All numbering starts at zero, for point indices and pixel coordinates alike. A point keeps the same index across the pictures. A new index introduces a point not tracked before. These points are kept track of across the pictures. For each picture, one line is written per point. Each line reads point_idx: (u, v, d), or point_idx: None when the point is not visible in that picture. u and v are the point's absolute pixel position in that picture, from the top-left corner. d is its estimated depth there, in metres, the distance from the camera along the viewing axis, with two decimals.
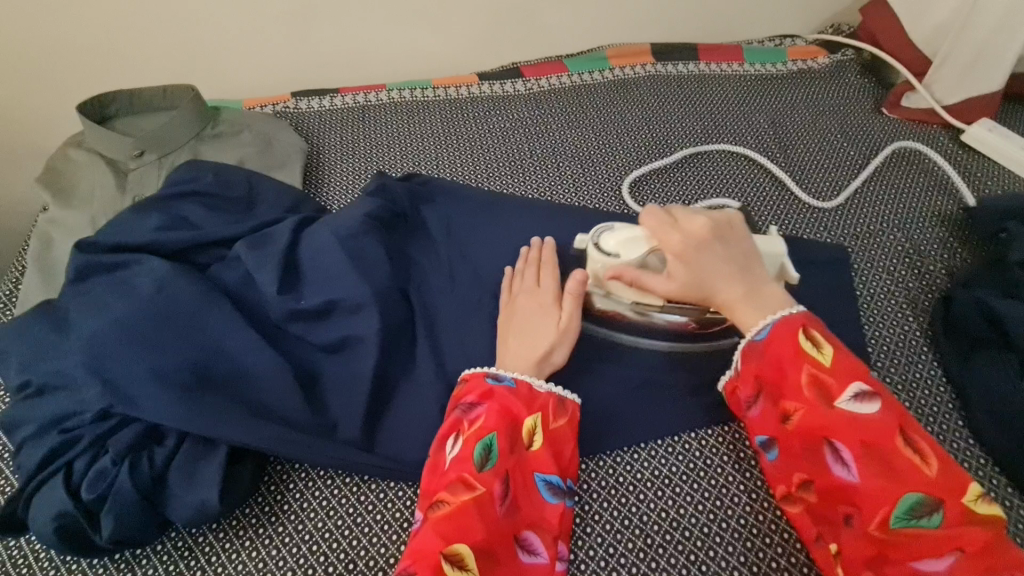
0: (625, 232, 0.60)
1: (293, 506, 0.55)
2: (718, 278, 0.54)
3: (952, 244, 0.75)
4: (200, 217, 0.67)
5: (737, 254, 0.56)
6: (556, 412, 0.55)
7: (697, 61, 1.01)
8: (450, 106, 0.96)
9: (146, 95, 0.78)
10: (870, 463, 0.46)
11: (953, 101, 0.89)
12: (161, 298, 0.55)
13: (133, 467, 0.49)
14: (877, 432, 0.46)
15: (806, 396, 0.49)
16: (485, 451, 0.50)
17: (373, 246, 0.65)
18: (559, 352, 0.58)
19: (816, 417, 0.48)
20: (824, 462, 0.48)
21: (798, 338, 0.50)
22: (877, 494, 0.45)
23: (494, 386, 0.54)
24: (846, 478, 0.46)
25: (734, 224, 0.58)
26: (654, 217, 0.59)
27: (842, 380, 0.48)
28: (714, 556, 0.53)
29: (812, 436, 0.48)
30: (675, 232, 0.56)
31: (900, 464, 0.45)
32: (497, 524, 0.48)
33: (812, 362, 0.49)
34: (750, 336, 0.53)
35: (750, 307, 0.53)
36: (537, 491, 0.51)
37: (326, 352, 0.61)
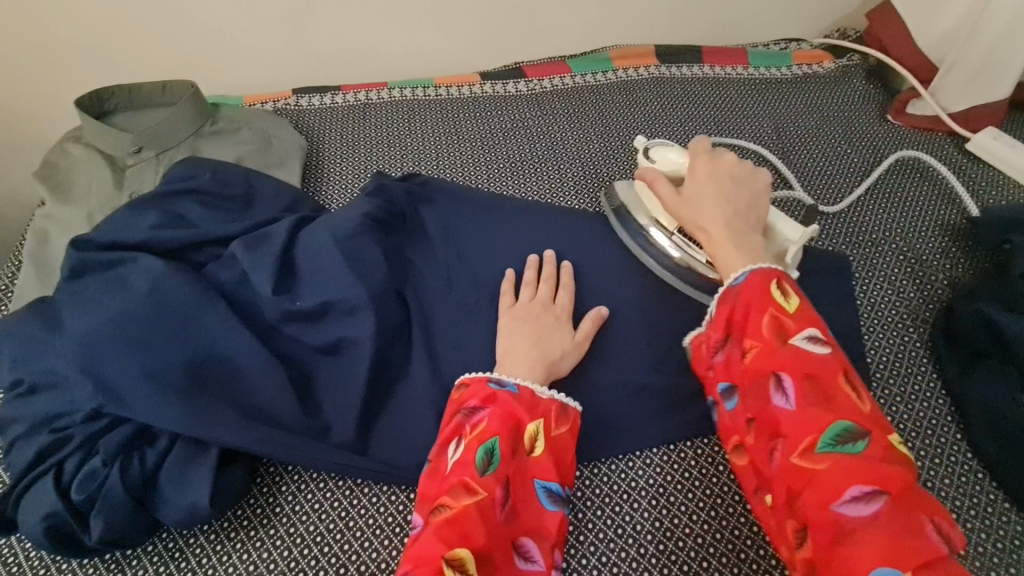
0: (677, 154, 0.67)
1: (286, 509, 0.55)
2: (712, 208, 0.56)
3: (955, 254, 0.74)
4: (197, 215, 0.66)
5: (744, 199, 0.58)
6: (557, 419, 0.54)
7: (701, 64, 1.01)
8: (451, 105, 0.95)
9: (145, 90, 0.78)
10: (810, 396, 0.43)
11: (958, 109, 0.89)
12: (156, 298, 0.55)
13: (124, 468, 0.48)
14: (823, 371, 0.44)
15: (762, 333, 0.47)
16: (487, 455, 0.49)
17: (370, 247, 0.64)
18: (569, 360, 0.60)
19: (768, 353, 0.46)
20: (766, 394, 0.45)
21: (767, 283, 0.48)
22: (809, 425, 0.43)
23: (497, 390, 0.53)
24: (785, 409, 0.44)
25: (757, 175, 0.60)
26: (698, 145, 0.63)
27: (800, 322, 0.46)
28: (706, 567, 0.53)
29: (761, 371, 0.46)
30: (706, 159, 0.61)
31: (840, 403, 0.43)
32: (498, 530, 0.47)
33: (776, 305, 0.47)
34: (727, 281, 0.51)
35: (729, 242, 0.54)
36: (536, 498, 0.51)
37: (321, 354, 0.61)
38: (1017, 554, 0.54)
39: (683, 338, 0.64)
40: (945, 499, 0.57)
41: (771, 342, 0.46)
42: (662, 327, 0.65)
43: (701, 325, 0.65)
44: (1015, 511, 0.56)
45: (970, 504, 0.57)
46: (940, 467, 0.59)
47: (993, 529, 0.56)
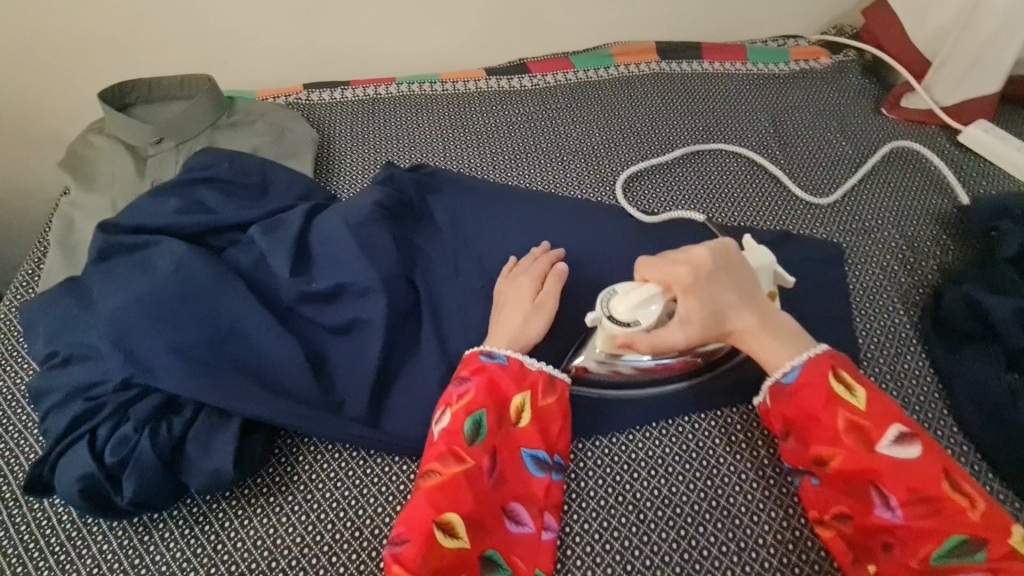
0: (635, 294, 0.55)
1: (303, 477, 0.58)
2: (734, 313, 0.55)
3: (945, 241, 0.77)
4: (215, 202, 0.69)
5: (742, 284, 0.57)
6: (545, 390, 0.58)
7: (701, 60, 1.03)
8: (458, 99, 0.98)
9: (164, 84, 0.81)
10: (911, 505, 0.48)
11: (951, 103, 0.91)
12: (180, 278, 0.58)
13: (154, 435, 0.52)
14: (919, 476, 0.48)
15: (846, 442, 0.50)
16: (475, 426, 0.54)
17: (381, 233, 0.67)
18: (534, 325, 0.61)
19: (856, 461, 0.50)
20: (867, 502, 0.50)
21: (829, 380, 0.52)
22: (920, 532, 0.47)
23: (486, 363, 0.57)
24: (892, 520, 0.48)
25: (731, 249, 0.57)
26: (654, 263, 0.56)
27: (879, 424, 0.50)
28: (703, 532, 0.56)
29: (856, 478, 0.50)
30: (681, 267, 0.55)
31: (944, 506, 0.47)
32: (485, 495, 0.52)
33: (847, 406, 0.51)
34: (778, 378, 0.55)
35: (771, 343, 0.55)
36: (524, 465, 0.55)
37: (334, 334, 0.64)
38: None
39: None
40: None
41: (855, 449, 0.50)
42: None
43: None
44: (999, 482, 0.59)
45: None
46: None
47: None
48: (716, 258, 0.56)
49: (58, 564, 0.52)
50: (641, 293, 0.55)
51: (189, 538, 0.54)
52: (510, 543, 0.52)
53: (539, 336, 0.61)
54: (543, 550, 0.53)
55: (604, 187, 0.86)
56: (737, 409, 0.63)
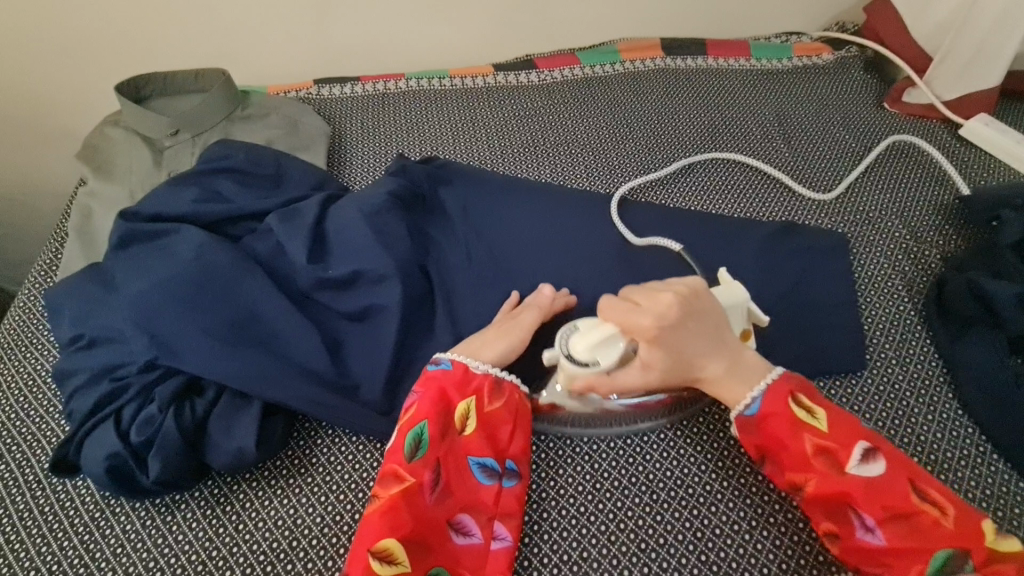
0: (597, 334, 0.54)
1: (322, 460, 0.58)
2: (696, 357, 0.54)
3: (947, 230, 0.78)
4: (233, 192, 0.71)
5: (709, 326, 0.55)
6: (490, 395, 0.58)
7: (705, 56, 1.05)
8: (466, 94, 1.00)
9: (179, 78, 0.82)
10: (890, 524, 0.49)
11: (952, 97, 0.93)
12: (202, 263, 0.59)
13: (178, 415, 0.53)
14: (891, 494, 0.49)
15: (817, 467, 0.52)
16: (416, 440, 0.54)
17: (396, 223, 0.69)
18: (490, 350, 0.60)
19: (830, 485, 0.51)
20: (849, 526, 0.51)
21: (790, 405, 0.54)
22: (907, 551, 0.48)
23: (430, 374, 0.58)
24: (877, 542, 0.49)
25: (700, 294, 0.55)
26: (617, 310, 0.54)
27: (844, 445, 0.51)
28: (715, 512, 0.56)
29: (832, 501, 0.51)
30: (645, 317, 0.53)
31: (921, 522, 0.49)
32: (426, 510, 0.52)
33: (811, 430, 0.52)
34: (741, 412, 0.55)
35: (735, 384, 0.55)
36: (469, 473, 0.55)
37: (351, 320, 0.65)
38: (1003, 500, 0.58)
39: None
40: (940, 453, 0.61)
41: (826, 473, 0.51)
42: None
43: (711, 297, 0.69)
44: (1003, 462, 0.60)
45: (960, 456, 0.60)
46: (932, 424, 0.62)
47: (982, 478, 0.59)
48: (682, 309, 0.53)
49: (83, 543, 0.53)
50: (602, 334, 0.54)
51: (210, 518, 0.55)
52: (455, 556, 0.52)
53: (494, 362, 0.59)
54: (494, 558, 0.53)
55: (612, 179, 0.88)
56: None
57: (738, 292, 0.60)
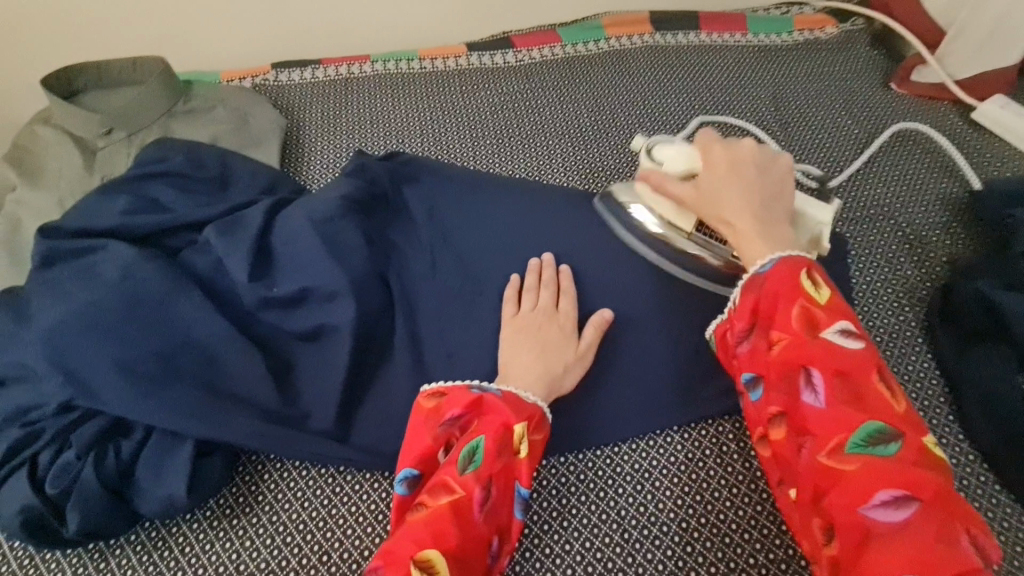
0: (682, 149, 0.59)
1: (268, 497, 0.54)
2: (736, 200, 0.52)
3: (955, 229, 0.72)
4: (171, 198, 0.64)
5: (768, 188, 0.53)
6: (538, 425, 0.53)
7: (698, 31, 0.96)
8: (436, 78, 0.91)
9: (115, 68, 0.75)
10: (842, 395, 0.42)
11: (965, 76, 0.85)
12: (127, 287, 0.54)
13: (99, 461, 0.49)
14: (857, 371, 0.42)
15: (793, 328, 0.44)
16: (470, 454, 0.49)
17: (349, 231, 0.63)
18: (571, 379, 0.57)
19: (797, 345, 0.44)
20: (794, 392, 0.44)
21: (798, 269, 0.46)
22: (841, 426, 0.41)
23: (481, 394, 0.52)
24: (815, 408, 0.42)
25: (780, 161, 0.54)
26: (706, 137, 0.57)
27: (832, 314, 0.44)
28: (691, 552, 0.52)
29: (789, 365, 0.44)
30: (718, 151, 0.55)
31: (873, 406, 0.41)
32: (478, 530, 0.46)
33: (807, 295, 0.45)
34: (752, 269, 0.48)
35: (758, 242, 0.49)
36: (512, 499, 0.50)
37: (300, 342, 0.60)
38: (1005, 537, 0.53)
39: (679, 320, 0.62)
40: None
41: (801, 336, 0.44)
42: (656, 310, 0.63)
43: (695, 307, 0.63)
44: (1006, 494, 0.55)
45: (959, 487, 0.56)
46: None
47: (983, 512, 0.54)
48: (755, 157, 0.54)
49: None
50: (687, 152, 0.59)
51: (147, 565, 0.51)
52: None
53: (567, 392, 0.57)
54: None
55: (592, 171, 0.81)
56: (729, 418, 0.60)
57: (820, 208, 0.59)
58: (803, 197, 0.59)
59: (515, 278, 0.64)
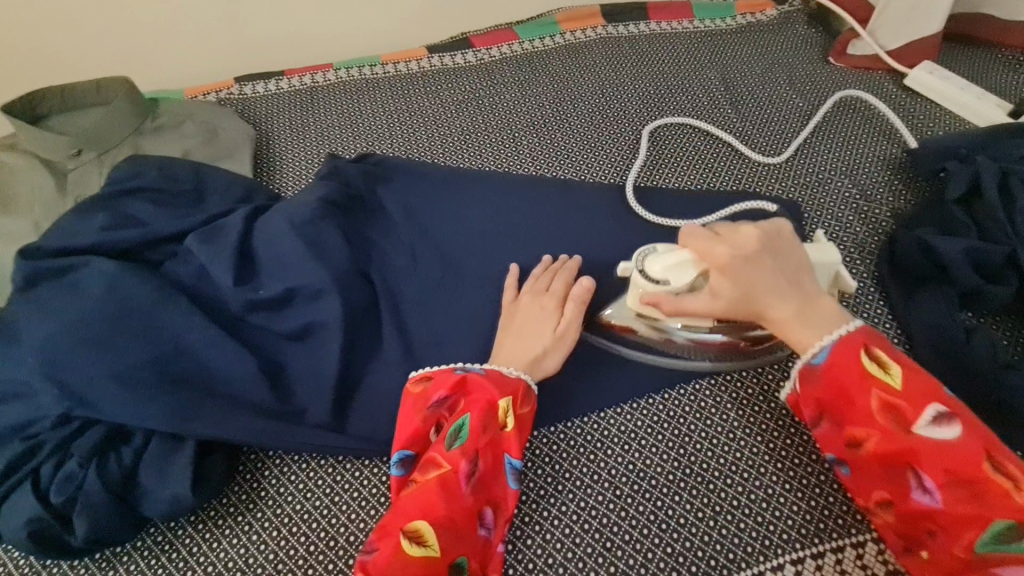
0: (670, 256, 0.56)
1: (271, 492, 0.56)
2: (769, 295, 0.52)
3: (897, 187, 0.77)
4: (149, 213, 0.65)
5: (788, 268, 0.53)
6: (523, 399, 0.56)
7: (647, 21, 1.01)
8: (400, 81, 0.94)
9: (78, 89, 0.76)
10: (953, 489, 0.44)
11: (895, 46, 0.91)
12: (115, 299, 0.55)
13: (101, 467, 0.50)
14: (961, 459, 0.44)
15: (878, 423, 0.47)
16: (456, 431, 0.52)
17: (330, 231, 0.65)
18: (552, 360, 0.59)
19: (889, 442, 0.47)
20: (903, 488, 0.47)
21: (862, 359, 0.49)
22: (963, 518, 0.44)
23: (465, 375, 0.56)
24: (930, 505, 0.45)
25: (784, 235, 0.54)
26: (696, 238, 0.55)
27: (913, 402, 0.47)
28: (677, 500, 0.56)
29: (890, 462, 0.47)
30: (722, 246, 0.54)
31: (990, 493, 0.43)
32: (466, 499, 0.49)
33: (880, 385, 0.48)
34: (806, 360, 0.51)
35: (805, 327, 0.51)
36: (503, 472, 0.53)
37: (289, 340, 0.61)
38: None
39: None
40: None
41: (889, 430, 0.47)
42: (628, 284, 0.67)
43: None
44: None
45: None
46: None
47: None
48: (761, 240, 0.53)
49: None
50: (677, 257, 0.56)
51: (156, 568, 0.52)
52: (479, 549, 0.49)
53: (550, 374, 0.59)
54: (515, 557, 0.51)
55: (557, 159, 0.84)
56: (706, 376, 0.63)
57: (831, 253, 0.58)
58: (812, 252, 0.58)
59: (516, 267, 0.67)
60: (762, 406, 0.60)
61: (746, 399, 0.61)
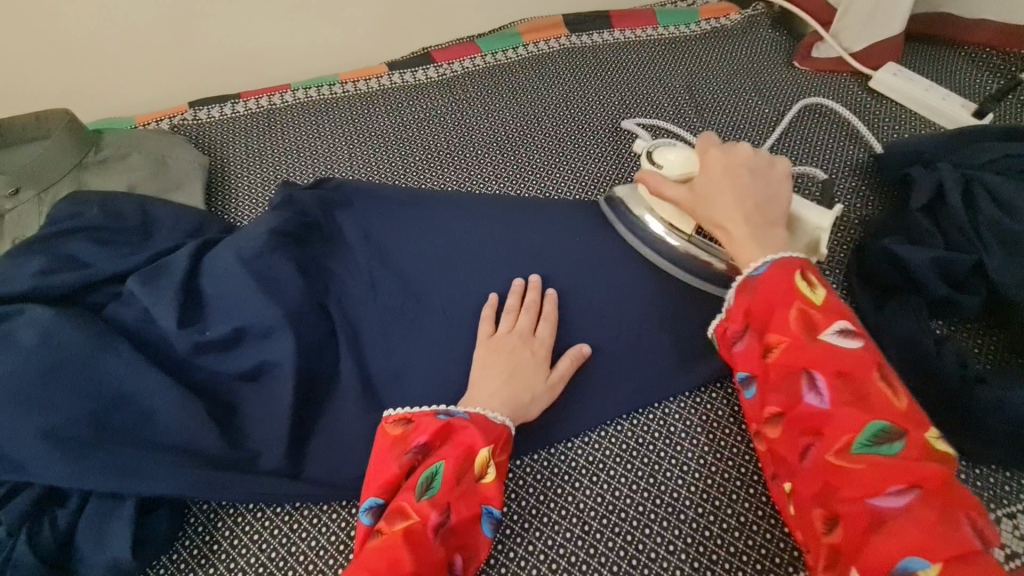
0: (683, 152, 0.62)
1: (224, 545, 0.53)
2: (729, 208, 0.54)
3: (865, 192, 0.76)
4: (89, 253, 0.62)
5: (762, 190, 0.55)
6: (504, 446, 0.53)
7: (611, 30, 0.99)
8: (359, 100, 0.91)
9: (18, 123, 0.73)
10: (844, 393, 0.43)
11: (860, 47, 0.90)
12: (48, 350, 0.52)
13: (34, 534, 0.48)
14: (856, 367, 0.44)
15: (792, 329, 0.46)
16: (428, 480, 0.50)
17: (282, 264, 0.62)
18: (537, 408, 0.57)
19: (797, 348, 0.45)
20: (797, 393, 0.45)
21: (794, 275, 0.48)
22: (844, 422, 0.42)
23: (448, 421, 0.53)
24: (818, 408, 0.44)
25: (774, 165, 0.57)
26: (706, 144, 0.60)
27: (829, 315, 0.46)
28: (650, 535, 0.54)
29: (791, 368, 0.45)
30: (716, 157, 0.58)
31: (875, 401, 0.43)
32: (434, 554, 0.46)
33: (804, 297, 0.47)
34: (746, 273, 0.51)
35: (750, 242, 0.52)
36: (478, 522, 0.50)
37: (241, 382, 0.58)
38: None
39: (617, 312, 0.65)
40: None
41: (800, 337, 0.46)
42: (594, 306, 0.65)
43: (631, 298, 0.65)
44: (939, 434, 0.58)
45: None
46: None
47: None
48: (747, 162, 0.56)
49: None
50: (686, 155, 0.61)
51: None
52: None
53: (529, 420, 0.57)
54: None
55: (522, 175, 0.82)
56: (676, 399, 0.61)
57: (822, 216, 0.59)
58: (800, 200, 0.61)
59: (495, 297, 0.65)
60: (734, 429, 0.59)
61: (716, 422, 0.59)
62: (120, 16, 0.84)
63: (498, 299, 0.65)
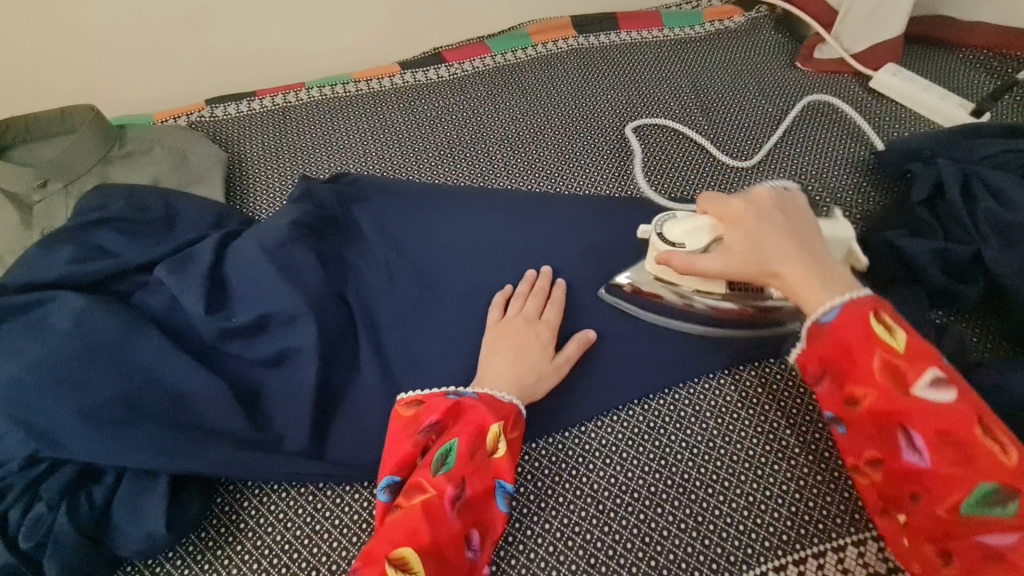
0: (690, 220, 0.59)
1: (250, 523, 0.55)
2: (778, 251, 0.52)
3: (866, 188, 0.78)
4: (116, 243, 0.64)
5: (798, 226, 0.54)
6: (515, 423, 0.55)
7: (618, 31, 1.02)
8: (373, 98, 0.94)
9: (43, 118, 0.75)
10: (943, 451, 0.42)
11: (860, 49, 0.93)
12: (82, 333, 0.54)
13: (72, 508, 0.50)
14: (954, 422, 0.42)
15: (878, 383, 0.45)
16: (444, 457, 0.51)
17: (303, 254, 0.64)
18: (545, 386, 0.59)
19: (886, 403, 0.45)
20: (894, 447, 0.45)
21: (869, 321, 0.46)
22: (948, 479, 0.42)
23: (457, 399, 0.55)
24: (918, 464, 0.43)
25: (795, 202, 0.57)
26: (710, 204, 0.59)
27: (916, 366, 0.44)
28: (661, 513, 0.56)
29: (882, 421, 0.45)
30: (734, 206, 0.56)
31: (980, 458, 0.41)
32: (452, 526, 0.49)
33: (885, 346, 0.45)
34: (814, 318, 0.49)
35: (814, 285, 0.49)
36: (492, 496, 0.52)
37: (265, 368, 0.60)
38: None
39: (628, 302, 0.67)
40: None
41: (888, 390, 0.45)
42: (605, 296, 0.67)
43: None
44: None
45: None
46: None
47: None
48: (774, 201, 0.56)
49: None
50: (695, 222, 0.59)
51: None
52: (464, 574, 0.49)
53: (537, 398, 0.59)
54: None
55: (532, 172, 0.84)
56: (685, 385, 0.63)
57: (842, 228, 0.63)
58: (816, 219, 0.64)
59: (509, 287, 0.67)
60: (742, 413, 0.61)
61: (726, 407, 0.61)
62: (141, 16, 0.86)
63: (512, 289, 0.67)
